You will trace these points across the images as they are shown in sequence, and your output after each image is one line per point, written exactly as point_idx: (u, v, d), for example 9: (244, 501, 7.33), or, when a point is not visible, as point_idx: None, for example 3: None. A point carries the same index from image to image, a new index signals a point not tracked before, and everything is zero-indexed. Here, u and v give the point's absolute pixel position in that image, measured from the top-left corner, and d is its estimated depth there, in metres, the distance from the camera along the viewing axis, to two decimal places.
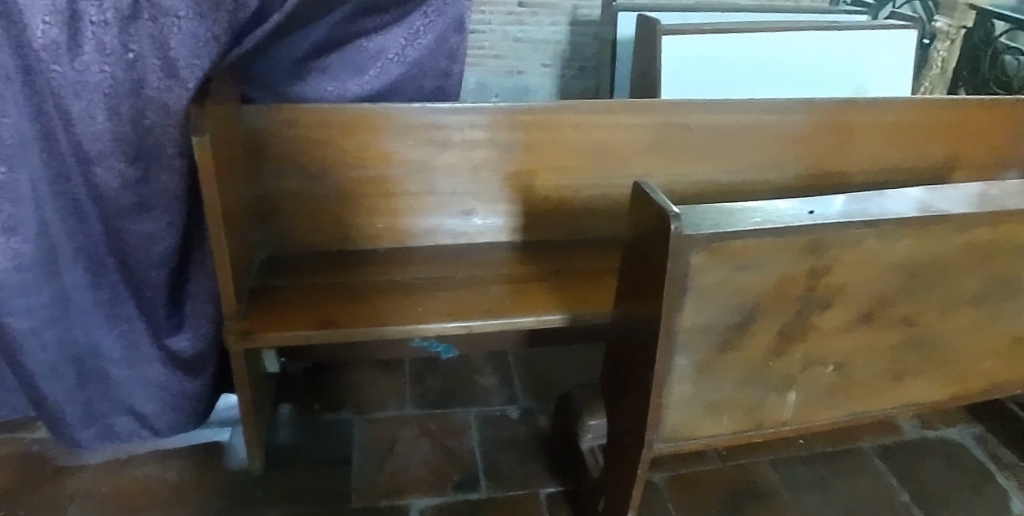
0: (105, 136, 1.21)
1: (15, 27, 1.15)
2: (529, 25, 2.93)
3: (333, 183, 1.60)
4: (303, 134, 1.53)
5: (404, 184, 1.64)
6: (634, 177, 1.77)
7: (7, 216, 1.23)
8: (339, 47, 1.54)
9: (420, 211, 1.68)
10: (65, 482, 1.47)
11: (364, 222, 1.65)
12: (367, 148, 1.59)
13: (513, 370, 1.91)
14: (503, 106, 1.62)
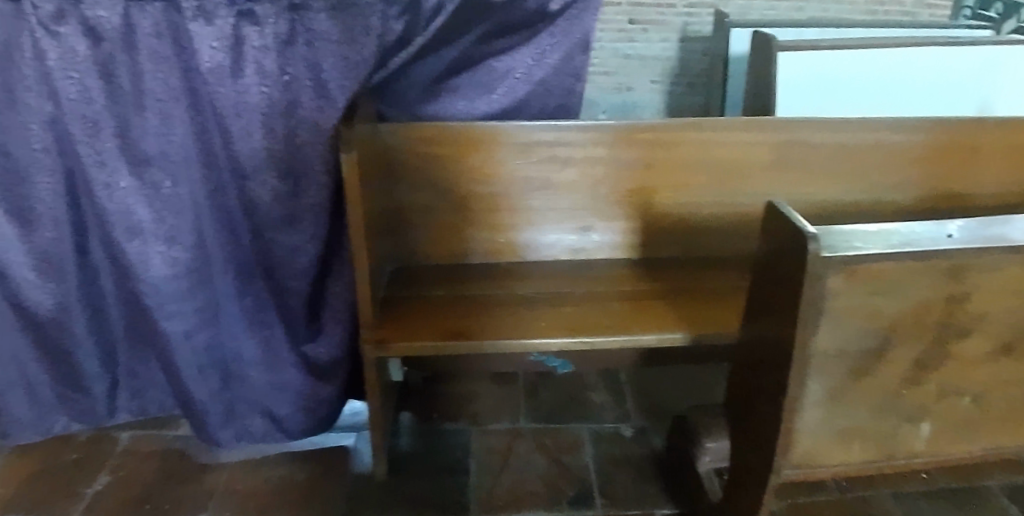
0: (261, 153, 1.29)
1: (185, 52, 1.24)
2: (639, 42, 2.46)
3: (458, 198, 1.65)
4: (433, 150, 1.59)
5: (524, 200, 1.67)
6: (752, 195, 1.74)
7: (169, 227, 1.33)
8: (468, 67, 1.57)
9: (539, 227, 1.70)
10: (205, 479, 1.54)
11: (485, 236, 1.69)
12: (491, 164, 1.63)
13: (625, 388, 1.91)
14: (624, 123, 1.63)
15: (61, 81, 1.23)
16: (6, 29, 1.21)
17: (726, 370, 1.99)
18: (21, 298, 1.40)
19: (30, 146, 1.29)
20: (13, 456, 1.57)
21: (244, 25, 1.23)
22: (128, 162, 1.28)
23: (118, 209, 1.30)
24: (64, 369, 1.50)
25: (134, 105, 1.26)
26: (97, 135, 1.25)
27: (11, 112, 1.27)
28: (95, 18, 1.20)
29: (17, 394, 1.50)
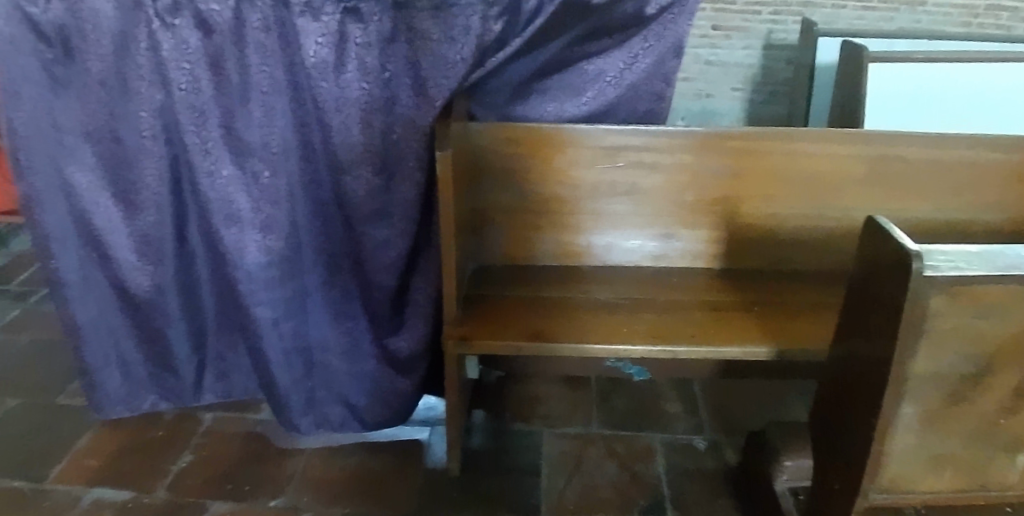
0: (358, 147, 1.33)
1: (291, 47, 1.27)
2: (720, 48, 2.38)
3: (542, 200, 1.65)
4: (520, 150, 1.59)
5: (608, 204, 1.66)
6: (843, 208, 1.69)
7: (265, 216, 1.36)
8: (560, 69, 1.58)
9: (621, 232, 1.69)
10: (284, 464, 1.54)
11: (566, 239, 1.68)
12: (576, 168, 1.62)
13: (699, 400, 1.87)
14: (713, 130, 1.60)
15: (173, 71, 1.28)
16: (124, 20, 1.26)
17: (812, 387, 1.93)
18: (122, 279, 1.46)
19: (140, 132, 1.34)
20: (101, 429, 1.59)
21: (348, 21, 1.26)
22: (231, 152, 1.32)
23: (219, 196, 1.35)
24: (157, 349, 1.55)
25: (240, 96, 1.29)
26: (204, 124, 1.30)
27: (124, 99, 1.32)
28: (208, 11, 1.24)
29: (112, 371, 1.55)
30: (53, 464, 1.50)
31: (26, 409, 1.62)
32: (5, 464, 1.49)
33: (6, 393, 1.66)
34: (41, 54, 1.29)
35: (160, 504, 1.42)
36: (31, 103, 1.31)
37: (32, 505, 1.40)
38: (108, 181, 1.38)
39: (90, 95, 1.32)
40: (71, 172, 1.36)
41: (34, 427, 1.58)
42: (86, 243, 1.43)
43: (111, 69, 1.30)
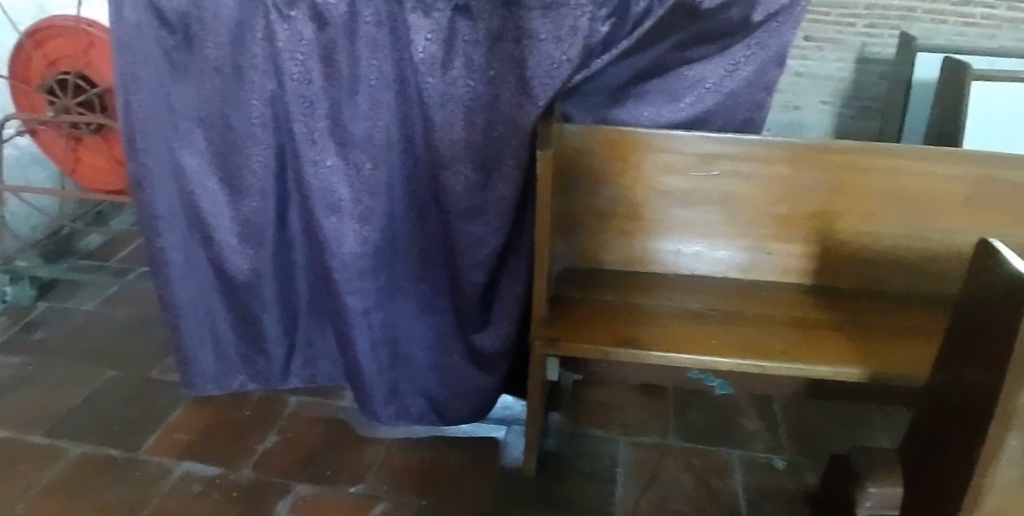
0: (459, 143, 1.35)
1: (401, 43, 1.29)
2: (811, 60, 2.31)
3: (628, 205, 1.56)
4: (608, 151, 1.51)
5: (696, 212, 1.55)
6: (959, 233, 1.51)
7: (364, 207, 1.40)
8: (657, 73, 1.50)
9: (708, 242, 1.58)
10: (364, 451, 1.57)
11: (651, 244, 1.59)
12: (664, 175, 1.52)
13: (779, 418, 1.79)
14: (810, 141, 1.46)
15: (287, 61, 1.32)
16: (242, 10, 1.31)
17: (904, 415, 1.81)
18: (223, 262, 1.51)
19: (250, 120, 1.38)
20: (192, 405, 1.65)
21: (458, 19, 1.27)
22: (336, 142, 1.36)
23: (322, 186, 1.38)
24: (250, 331, 1.60)
25: (348, 89, 1.32)
26: (312, 114, 1.33)
27: (236, 87, 1.36)
28: (323, 4, 1.27)
29: (206, 349, 1.61)
30: (146, 435, 1.55)
31: (123, 380, 1.69)
32: (103, 431, 1.55)
33: (105, 364, 1.74)
34: (163, 41, 1.35)
35: (244, 483, 1.46)
36: (150, 88, 1.37)
37: (127, 472, 1.46)
38: (216, 165, 1.43)
39: (206, 82, 1.37)
40: (182, 156, 1.42)
41: (130, 398, 1.65)
42: (192, 224, 1.49)
43: (227, 57, 1.35)
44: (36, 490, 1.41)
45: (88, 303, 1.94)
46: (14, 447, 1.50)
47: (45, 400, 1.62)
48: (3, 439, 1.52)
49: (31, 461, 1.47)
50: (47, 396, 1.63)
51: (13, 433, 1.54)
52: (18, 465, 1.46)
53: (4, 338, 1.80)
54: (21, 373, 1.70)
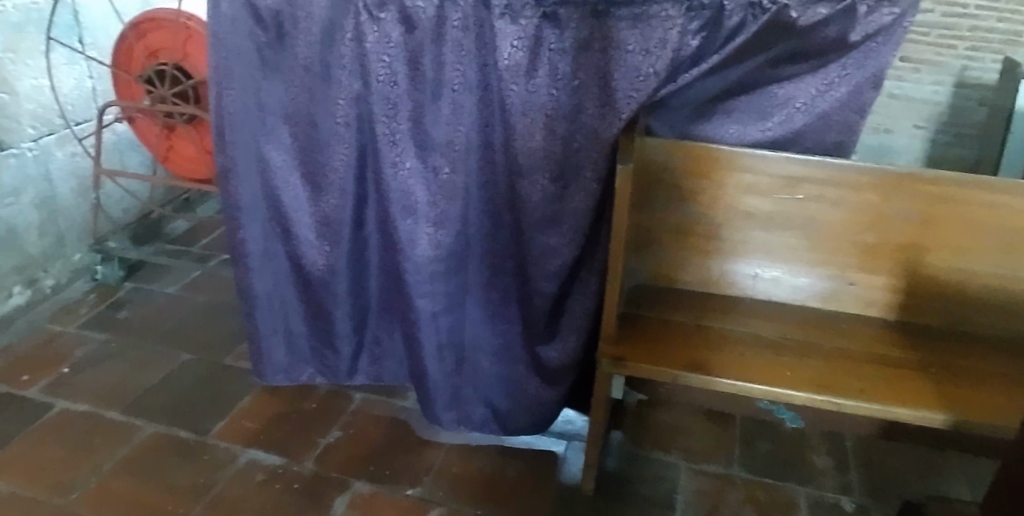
0: (538, 152, 1.33)
1: (487, 48, 1.29)
2: (904, 81, 2.17)
3: (706, 225, 1.49)
4: (690, 166, 1.44)
5: (777, 236, 1.48)
6: None
7: (440, 211, 1.41)
8: (745, 91, 1.39)
9: (788, 268, 1.50)
10: (425, 454, 1.57)
11: (728, 266, 1.52)
12: (746, 198, 1.46)
13: (850, 455, 1.69)
14: (900, 170, 1.38)
15: (374, 63, 1.33)
16: (334, 10, 1.33)
17: (989, 465, 1.68)
18: (300, 257, 1.53)
19: (334, 119, 1.40)
20: (261, 393, 1.68)
21: (545, 27, 1.26)
22: (416, 145, 1.37)
23: (400, 188, 1.39)
24: (320, 326, 1.62)
25: (431, 93, 1.33)
26: (395, 117, 1.35)
27: (324, 86, 1.39)
28: (413, 7, 1.28)
29: (278, 341, 1.64)
30: (216, 420, 1.59)
31: (197, 364, 1.74)
32: (175, 413, 1.60)
33: (182, 348, 1.79)
34: (256, 37, 1.38)
35: (305, 475, 1.48)
36: (241, 82, 1.40)
37: (195, 455, 1.50)
38: (299, 161, 1.46)
39: (295, 79, 1.40)
40: (268, 150, 1.45)
41: (203, 382, 1.69)
42: (273, 217, 1.52)
43: (316, 56, 1.37)
44: (110, 465, 1.46)
45: (170, 287, 2.00)
46: (93, 421, 1.56)
47: (125, 377, 1.69)
48: (84, 413, 1.58)
49: (108, 436, 1.53)
50: (127, 374, 1.70)
51: (93, 407, 1.60)
52: (96, 439, 1.52)
53: (92, 315, 1.88)
54: (104, 350, 1.77)
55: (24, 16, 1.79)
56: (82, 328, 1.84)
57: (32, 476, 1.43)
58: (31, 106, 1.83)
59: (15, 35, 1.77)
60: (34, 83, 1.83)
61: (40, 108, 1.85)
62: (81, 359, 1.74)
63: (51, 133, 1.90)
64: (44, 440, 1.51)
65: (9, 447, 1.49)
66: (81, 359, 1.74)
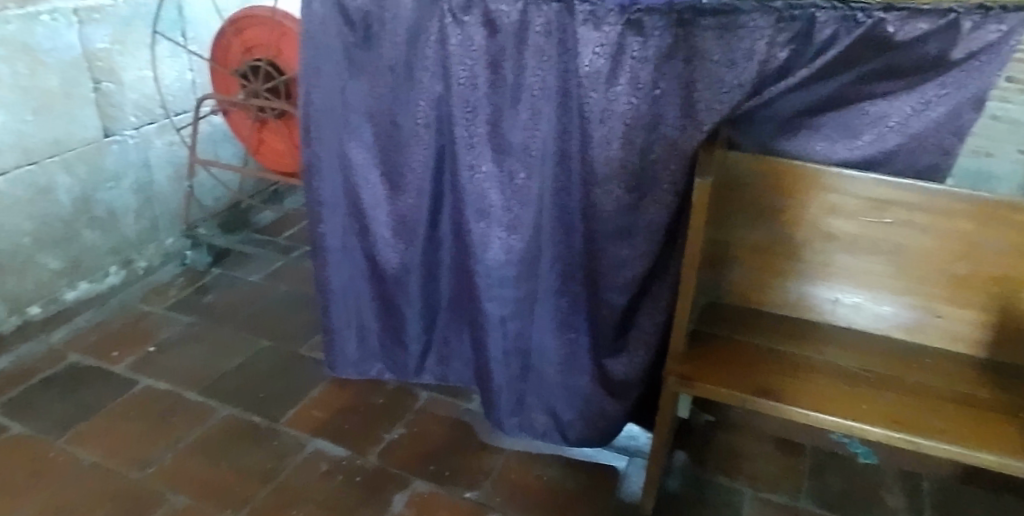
0: (615, 162, 1.31)
1: (568, 54, 1.27)
2: None
3: (786, 245, 1.44)
4: (772, 182, 1.39)
5: (860, 261, 1.40)
6: None
7: (513, 216, 1.41)
8: (833, 107, 1.30)
9: (871, 296, 1.42)
10: (485, 458, 1.57)
11: (806, 289, 1.46)
12: (830, 218, 1.39)
13: (927, 502, 1.57)
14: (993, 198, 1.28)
15: (456, 66, 1.34)
16: (420, 12, 1.34)
17: None
18: (375, 254, 1.55)
19: (415, 119, 1.42)
20: (331, 385, 1.72)
21: (628, 34, 1.23)
22: (493, 149, 1.37)
23: (475, 190, 1.41)
24: (391, 323, 1.64)
25: (511, 98, 1.33)
26: (474, 119, 1.36)
27: (406, 87, 1.40)
28: (497, 11, 1.29)
29: (349, 334, 1.67)
30: (286, 408, 1.64)
31: (273, 352, 1.80)
32: (249, 398, 1.65)
33: (260, 335, 1.85)
34: (344, 37, 1.41)
35: (368, 469, 1.50)
36: (328, 80, 1.44)
37: (265, 441, 1.54)
38: (379, 160, 1.48)
39: (379, 79, 1.42)
40: (350, 148, 1.48)
41: (277, 370, 1.74)
42: (351, 214, 1.54)
43: (401, 57, 1.39)
44: (185, 443, 1.52)
45: (253, 275, 2.07)
46: (173, 400, 1.63)
47: (205, 360, 1.76)
48: (165, 391, 1.65)
49: (186, 416, 1.59)
50: (207, 357, 1.76)
51: (173, 387, 1.67)
52: (174, 417, 1.59)
53: (179, 298, 1.97)
54: (188, 332, 1.85)
55: (133, 11, 1.89)
56: (169, 309, 1.92)
57: (114, 448, 1.50)
58: (135, 95, 1.93)
59: (124, 28, 1.87)
60: (139, 74, 1.93)
61: (142, 99, 1.95)
62: (166, 339, 1.82)
63: (152, 123, 2.00)
64: (127, 414, 1.59)
65: (96, 418, 1.57)
66: (166, 339, 1.82)
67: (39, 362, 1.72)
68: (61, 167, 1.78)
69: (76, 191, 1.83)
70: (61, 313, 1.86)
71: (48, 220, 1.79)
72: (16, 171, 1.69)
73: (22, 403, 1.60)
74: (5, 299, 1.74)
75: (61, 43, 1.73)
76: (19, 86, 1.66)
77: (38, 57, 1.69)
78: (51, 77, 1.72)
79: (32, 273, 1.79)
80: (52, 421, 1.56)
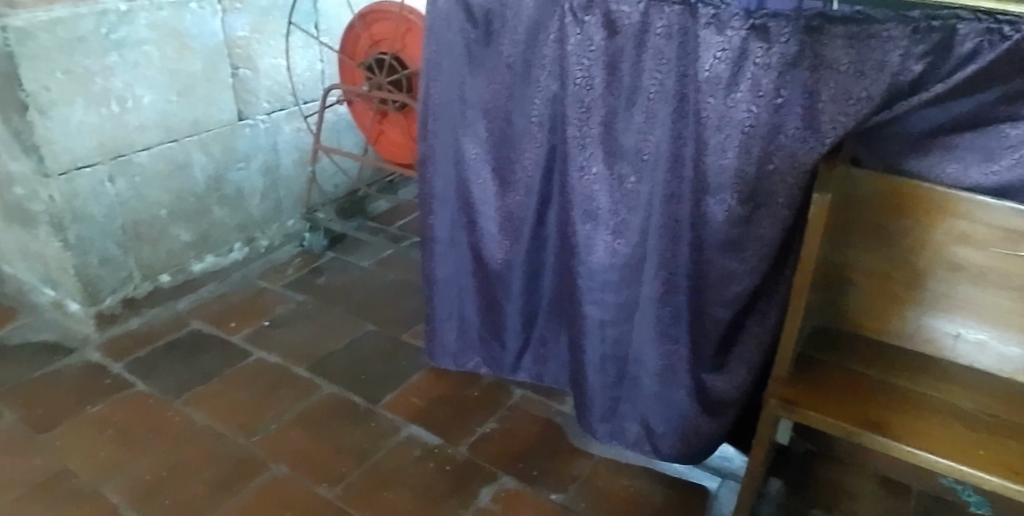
0: (729, 171, 1.26)
1: (688, 58, 1.24)
2: None
3: (905, 273, 1.33)
4: (895, 203, 1.28)
5: (988, 295, 1.28)
6: None
7: (621, 220, 1.39)
8: (970, 127, 1.19)
9: (998, 335, 1.30)
10: (573, 462, 1.55)
11: (925, 320, 1.35)
12: (956, 247, 1.27)
13: None
14: None
15: (572, 65, 1.33)
16: (541, 11, 1.34)
17: None
18: (480, 248, 1.57)
19: (529, 117, 1.42)
20: (429, 373, 1.75)
21: (752, 39, 1.18)
22: (605, 151, 1.36)
23: (583, 192, 1.40)
24: (491, 318, 1.65)
25: (626, 100, 1.32)
26: (587, 120, 1.35)
27: (523, 85, 1.41)
28: (619, 12, 1.27)
29: (450, 326, 1.70)
30: (385, 391, 1.68)
31: (377, 336, 1.85)
32: (351, 379, 1.71)
33: (366, 319, 1.91)
34: (466, 34, 1.43)
35: (458, 460, 1.52)
36: (449, 75, 1.48)
37: (363, 421, 1.59)
38: (491, 156, 1.49)
39: (496, 76, 1.43)
40: (464, 142, 1.50)
41: (379, 354, 1.80)
42: (461, 207, 1.57)
43: (519, 55, 1.39)
44: (290, 415, 1.59)
45: (364, 261, 2.15)
46: (281, 373, 1.71)
47: (312, 339, 1.83)
48: (274, 364, 1.74)
49: (291, 390, 1.66)
50: (316, 335, 1.84)
51: (283, 361, 1.75)
52: (281, 390, 1.66)
53: (295, 277, 2.07)
54: (300, 310, 1.93)
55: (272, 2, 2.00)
56: (285, 287, 2.02)
57: (225, 413, 1.59)
58: (268, 82, 2.04)
59: (263, 18, 1.98)
60: (274, 62, 2.04)
61: (275, 86, 2.06)
62: (280, 315, 1.91)
63: (282, 109, 2.10)
64: (239, 383, 1.68)
65: (211, 383, 1.67)
66: (279, 315, 1.91)
67: (165, 327, 1.86)
68: (198, 145, 1.91)
69: (210, 169, 1.96)
70: (188, 282, 1.99)
71: (183, 195, 1.92)
72: (159, 147, 1.83)
73: (148, 363, 1.73)
74: (140, 266, 1.88)
75: (205, 30, 1.85)
76: (166, 69, 1.79)
77: (185, 42, 1.81)
78: (195, 62, 1.85)
79: (166, 243, 1.92)
80: (172, 382, 1.67)
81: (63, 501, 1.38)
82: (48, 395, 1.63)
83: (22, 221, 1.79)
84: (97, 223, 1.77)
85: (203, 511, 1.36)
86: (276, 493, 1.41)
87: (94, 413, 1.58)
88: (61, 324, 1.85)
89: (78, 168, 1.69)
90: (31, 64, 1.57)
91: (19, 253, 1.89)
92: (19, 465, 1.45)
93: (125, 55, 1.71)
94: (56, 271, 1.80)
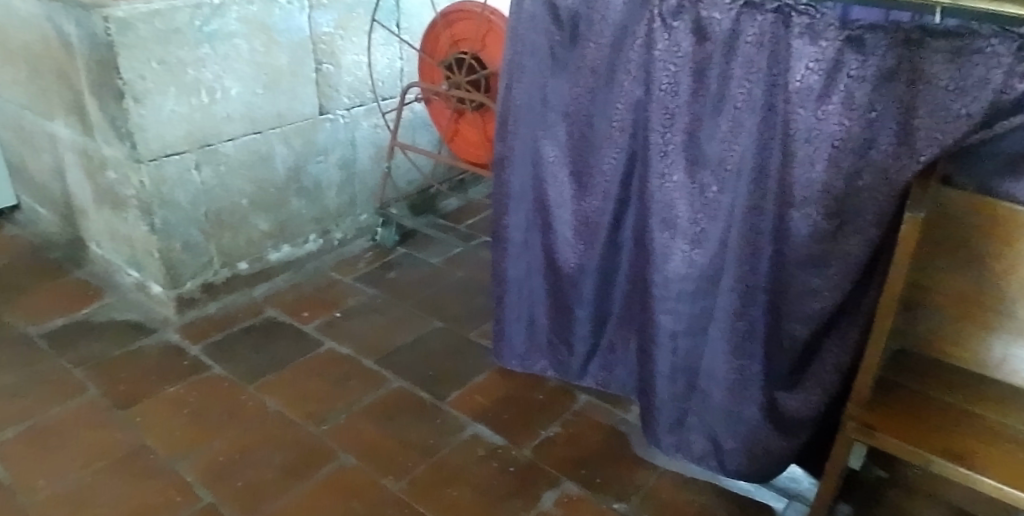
0: (816, 185, 1.22)
1: (779, 67, 1.21)
2: None
3: (994, 298, 1.27)
4: (986, 225, 1.23)
5: None
6: None
7: (700, 230, 1.37)
8: None
9: None
10: (636, 472, 1.53)
11: (1013, 349, 1.29)
12: None
13: None
14: None
15: (659, 71, 1.32)
16: (629, 15, 1.33)
17: None
18: (554, 251, 1.57)
19: (611, 121, 1.41)
20: (495, 373, 1.76)
21: (848, 51, 1.14)
22: (687, 159, 1.34)
23: (663, 199, 1.38)
24: (561, 321, 1.64)
25: (712, 107, 1.29)
26: (671, 127, 1.33)
27: (606, 89, 1.40)
28: (709, 18, 1.25)
29: (519, 327, 1.70)
30: (452, 388, 1.69)
31: (445, 333, 1.86)
32: (418, 374, 1.73)
33: (434, 315, 1.93)
34: (551, 36, 1.43)
35: (522, 462, 1.52)
36: (531, 76, 1.48)
37: (429, 417, 1.60)
38: (571, 159, 1.48)
39: (579, 79, 1.42)
40: (543, 145, 1.50)
41: (446, 351, 1.81)
42: (536, 210, 1.56)
43: (604, 59, 1.38)
44: (358, 407, 1.62)
45: (433, 258, 2.17)
46: (351, 365, 1.74)
47: (382, 332, 1.85)
48: (345, 355, 1.77)
49: (360, 381, 1.69)
50: (385, 329, 1.87)
51: (353, 353, 1.78)
52: (351, 381, 1.69)
53: (366, 271, 2.10)
54: (371, 303, 1.96)
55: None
56: (356, 280, 2.06)
57: (296, 401, 1.62)
58: (350, 79, 2.07)
59: (348, 15, 2.02)
60: (356, 59, 2.07)
61: (356, 82, 2.09)
62: (351, 307, 1.94)
63: (361, 105, 2.13)
64: (310, 371, 1.71)
65: (284, 371, 1.71)
66: (351, 307, 1.94)
67: (242, 313, 1.91)
68: (281, 138, 1.96)
69: (290, 161, 2.00)
70: (265, 270, 2.04)
71: (264, 185, 1.97)
72: (244, 138, 1.87)
73: (224, 347, 1.78)
74: (220, 252, 1.94)
75: (293, 25, 1.89)
76: (254, 62, 1.84)
77: (273, 36, 1.86)
78: (281, 55, 1.89)
79: (245, 232, 1.97)
80: (247, 367, 1.71)
81: (140, 476, 1.43)
82: (130, 373, 1.69)
83: (113, 204, 1.87)
84: (183, 209, 1.83)
85: (271, 494, 1.39)
86: (342, 482, 1.43)
87: (173, 392, 1.63)
88: (144, 306, 1.93)
89: (167, 155, 1.76)
90: (129, 54, 1.63)
91: (108, 235, 1.97)
92: (101, 438, 1.51)
93: (217, 48, 1.76)
94: (142, 253, 1.87)
